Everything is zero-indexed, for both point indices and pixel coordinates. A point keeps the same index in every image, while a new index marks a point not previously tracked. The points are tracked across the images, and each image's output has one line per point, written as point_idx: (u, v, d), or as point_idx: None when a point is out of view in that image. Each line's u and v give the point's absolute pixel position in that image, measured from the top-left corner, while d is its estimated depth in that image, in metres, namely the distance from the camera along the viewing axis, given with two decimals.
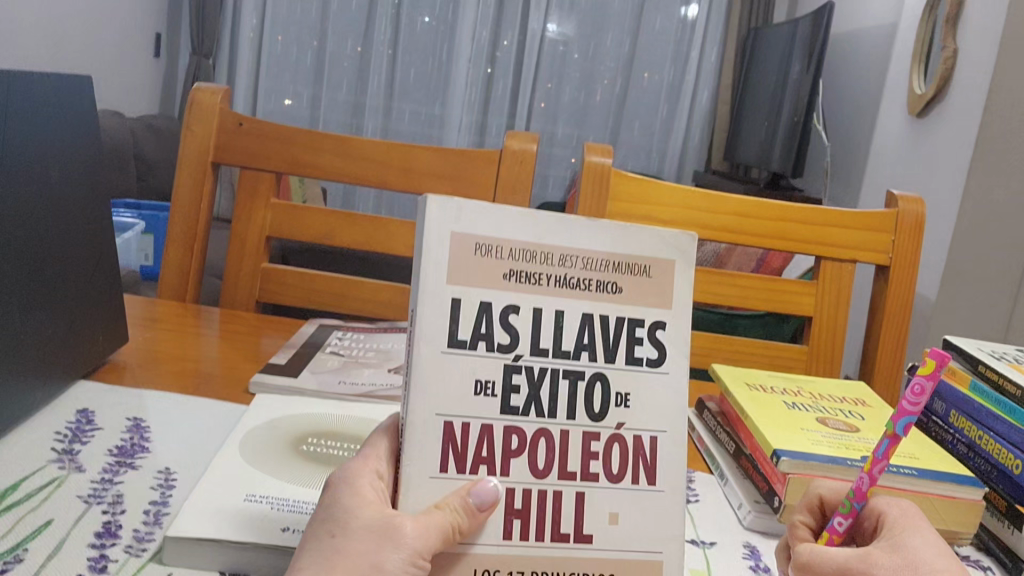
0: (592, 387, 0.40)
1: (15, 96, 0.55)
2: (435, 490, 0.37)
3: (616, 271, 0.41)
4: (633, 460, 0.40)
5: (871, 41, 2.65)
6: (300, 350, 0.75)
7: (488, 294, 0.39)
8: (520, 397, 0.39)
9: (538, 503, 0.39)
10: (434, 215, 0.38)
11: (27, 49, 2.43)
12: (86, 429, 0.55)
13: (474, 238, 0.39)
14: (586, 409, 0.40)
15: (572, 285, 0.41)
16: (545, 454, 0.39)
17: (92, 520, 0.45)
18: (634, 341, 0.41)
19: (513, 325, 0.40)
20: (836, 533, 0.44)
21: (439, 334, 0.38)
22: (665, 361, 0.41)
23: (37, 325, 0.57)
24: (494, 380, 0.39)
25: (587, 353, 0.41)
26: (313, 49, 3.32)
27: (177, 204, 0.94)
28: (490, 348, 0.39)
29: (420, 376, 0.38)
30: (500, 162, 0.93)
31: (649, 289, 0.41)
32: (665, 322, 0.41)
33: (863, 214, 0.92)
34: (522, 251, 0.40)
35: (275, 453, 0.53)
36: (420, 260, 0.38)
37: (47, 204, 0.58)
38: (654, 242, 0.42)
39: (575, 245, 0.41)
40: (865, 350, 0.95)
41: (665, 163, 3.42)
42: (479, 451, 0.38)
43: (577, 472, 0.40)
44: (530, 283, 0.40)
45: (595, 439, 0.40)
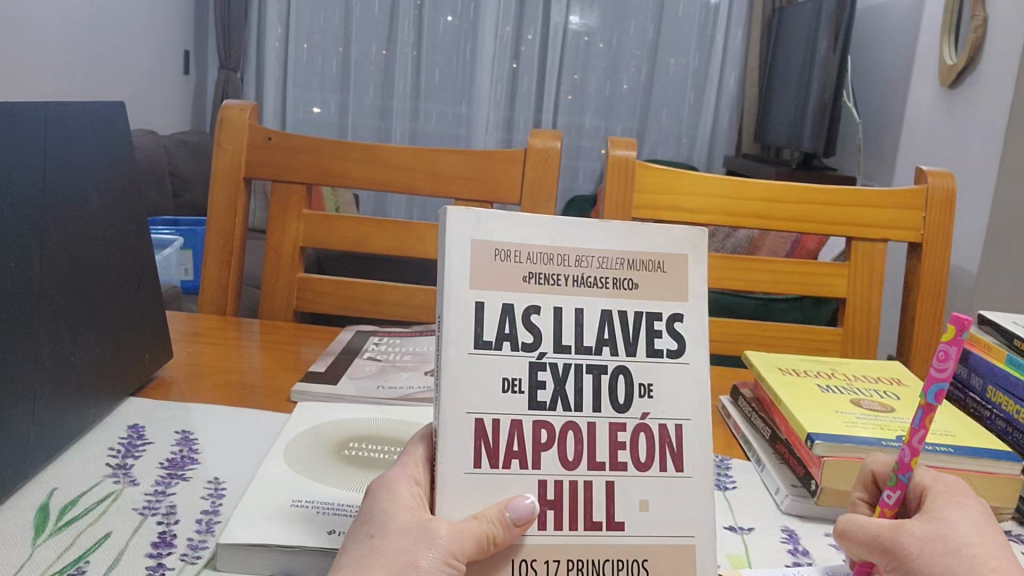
0: (616, 380, 0.41)
1: (52, 126, 0.57)
2: (467, 487, 0.39)
3: (631, 268, 0.42)
4: (660, 449, 0.41)
5: (899, 13, 2.61)
6: (339, 357, 0.77)
7: (510, 296, 0.41)
8: (547, 393, 0.40)
9: (571, 494, 0.40)
10: (454, 223, 0.40)
11: (60, 75, 2.50)
12: (138, 444, 0.57)
13: (494, 244, 0.41)
14: (610, 401, 0.41)
15: (590, 284, 0.42)
16: (574, 447, 0.40)
17: (148, 531, 0.47)
18: (653, 333, 0.42)
19: (536, 325, 0.41)
20: (887, 506, 0.43)
21: (464, 337, 0.39)
22: (685, 352, 0.42)
23: (86, 347, 0.59)
24: (521, 377, 0.40)
25: (608, 348, 0.42)
26: (338, 55, 3.36)
27: (213, 220, 0.96)
28: (514, 347, 0.40)
29: (449, 377, 0.39)
30: (526, 161, 0.93)
31: (664, 283, 0.42)
32: (682, 314, 0.42)
33: (892, 192, 0.91)
34: (539, 254, 0.41)
35: (318, 458, 0.55)
36: (443, 265, 0.40)
37: (89, 227, 0.61)
38: (667, 238, 0.43)
39: (590, 245, 0.42)
40: (902, 329, 0.94)
41: (695, 149, 3.40)
42: (511, 447, 0.39)
43: (606, 462, 0.41)
44: (550, 285, 0.41)
45: (621, 430, 0.41)
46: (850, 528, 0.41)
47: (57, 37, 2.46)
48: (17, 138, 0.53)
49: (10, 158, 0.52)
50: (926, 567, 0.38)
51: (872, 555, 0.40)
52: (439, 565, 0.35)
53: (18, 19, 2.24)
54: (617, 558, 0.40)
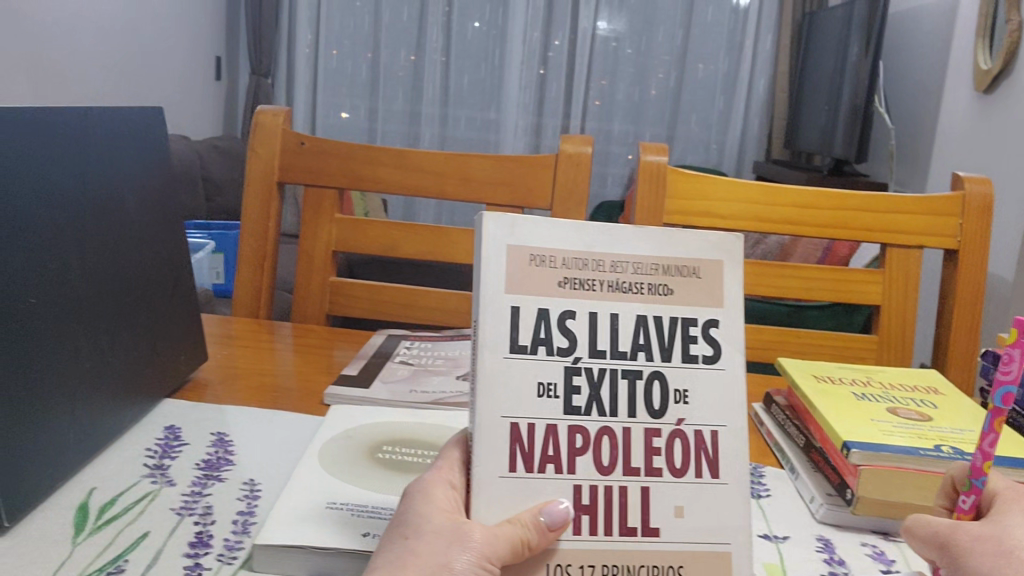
0: (651, 386, 0.41)
1: (93, 130, 0.58)
2: (502, 489, 0.39)
3: (666, 274, 0.42)
4: (696, 455, 0.41)
5: (932, 17, 2.58)
6: (370, 361, 0.78)
7: (545, 301, 0.41)
8: (582, 397, 0.40)
9: (605, 499, 0.40)
10: (490, 229, 0.40)
11: (94, 81, 2.55)
12: (174, 445, 0.58)
13: (528, 250, 0.41)
14: (646, 406, 0.41)
15: (623, 289, 0.42)
16: (609, 452, 0.40)
17: (185, 532, 0.47)
18: (689, 339, 0.42)
19: (571, 329, 0.41)
20: (963, 511, 0.42)
21: (500, 341, 0.40)
22: (721, 358, 0.42)
23: (124, 351, 0.60)
24: (556, 382, 0.40)
25: (643, 353, 0.41)
26: (367, 60, 3.39)
27: (246, 223, 0.97)
28: (549, 352, 0.40)
29: (485, 381, 0.39)
30: (557, 166, 0.93)
31: (700, 289, 0.42)
32: (717, 320, 0.42)
33: (927, 198, 0.90)
34: (573, 260, 0.41)
35: (350, 461, 0.55)
36: (478, 272, 0.40)
37: (128, 229, 0.62)
38: (702, 245, 0.43)
39: (624, 252, 0.42)
40: (938, 336, 0.93)
41: (724, 155, 3.39)
42: (545, 451, 0.39)
43: (641, 468, 0.40)
44: (585, 290, 0.41)
45: (656, 436, 0.41)
46: (914, 524, 0.41)
47: (91, 45, 2.51)
48: (59, 140, 0.54)
49: (49, 160, 0.53)
50: (976, 565, 0.37)
51: (931, 553, 0.40)
52: (472, 566, 0.35)
53: (51, 27, 2.29)
54: (652, 564, 0.40)
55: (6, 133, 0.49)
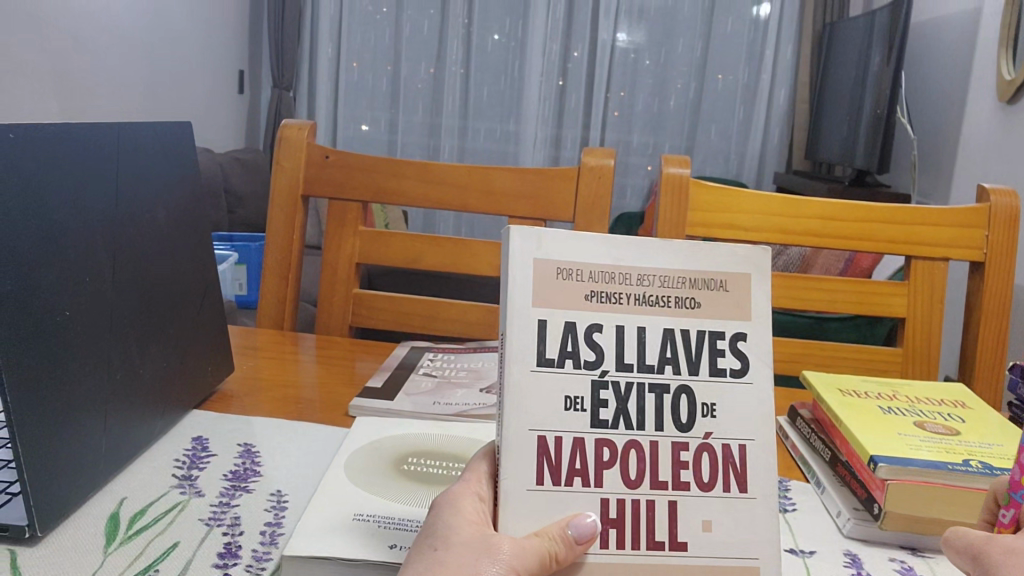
0: (679, 400, 0.41)
1: (125, 145, 0.59)
2: (531, 502, 0.39)
3: (693, 287, 0.42)
4: (724, 469, 0.41)
5: (955, 27, 2.56)
6: (394, 373, 0.78)
7: (572, 315, 0.41)
8: (609, 411, 0.40)
9: (632, 513, 0.40)
10: (517, 244, 0.40)
11: (118, 95, 2.58)
12: (203, 456, 0.58)
13: (555, 263, 0.41)
14: (673, 420, 0.41)
15: (650, 302, 0.42)
16: (636, 465, 0.40)
17: (214, 542, 0.48)
18: (716, 352, 0.42)
19: (598, 343, 0.41)
20: (1004, 526, 0.41)
21: (528, 354, 0.40)
22: (749, 372, 0.42)
23: (153, 362, 0.61)
24: (583, 396, 0.40)
25: (671, 367, 0.41)
26: (388, 73, 3.41)
27: (271, 235, 0.97)
28: (576, 365, 0.40)
29: (511, 394, 0.39)
30: (579, 178, 0.94)
31: (728, 303, 0.42)
32: (746, 333, 0.42)
33: (952, 210, 0.89)
34: (600, 274, 0.41)
35: (376, 472, 0.55)
36: (505, 285, 0.40)
37: (159, 244, 0.63)
38: (731, 258, 0.43)
39: (652, 264, 0.42)
40: (964, 348, 0.92)
41: (744, 166, 3.38)
42: (573, 464, 0.39)
43: (668, 481, 0.40)
44: (611, 303, 0.41)
45: (684, 449, 0.41)
46: (953, 535, 0.40)
47: (117, 58, 2.54)
48: (93, 156, 0.55)
49: (85, 175, 0.54)
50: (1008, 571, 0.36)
51: (966, 565, 0.39)
52: None
53: (78, 41, 2.33)
54: None
55: (43, 150, 0.50)
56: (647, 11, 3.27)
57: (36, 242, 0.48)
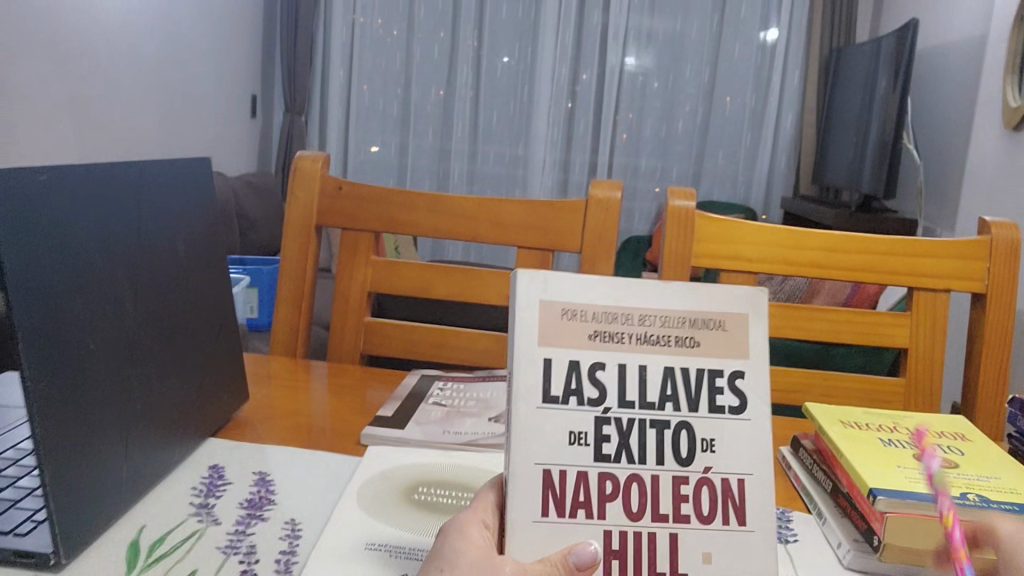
0: (679, 435, 0.43)
1: (147, 181, 0.61)
2: (536, 533, 0.40)
3: (694, 327, 0.44)
4: (723, 503, 0.42)
5: (960, 53, 2.59)
6: (405, 402, 0.80)
7: (576, 353, 0.43)
8: (612, 446, 0.42)
9: (634, 545, 0.41)
10: (524, 285, 0.42)
11: (133, 120, 2.62)
12: (218, 484, 0.60)
13: (560, 304, 0.43)
14: (674, 455, 0.42)
15: (651, 341, 0.43)
16: (638, 498, 0.42)
17: (231, 570, 0.49)
18: (716, 389, 0.43)
19: (601, 379, 0.43)
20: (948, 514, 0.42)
21: (533, 392, 0.42)
22: (747, 409, 0.43)
23: (173, 391, 0.63)
24: (587, 431, 0.42)
25: (671, 404, 0.43)
26: (398, 97, 3.45)
27: (284, 265, 1.00)
28: (581, 402, 0.42)
29: (517, 431, 0.41)
30: (586, 211, 0.96)
31: (727, 341, 0.44)
32: (743, 370, 0.44)
33: (952, 242, 0.91)
34: (603, 313, 0.43)
35: (386, 502, 0.57)
36: (512, 325, 0.42)
37: (178, 277, 0.65)
38: (728, 297, 0.44)
39: (652, 305, 0.44)
40: (966, 379, 0.93)
41: (752, 190, 3.40)
42: (577, 497, 0.41)
43: (669, 514, 0.42)
44: (613, 342, 0.43)
45: (684, 483, 0.42)
46: None
47: (131, 84, 2.59)
48: (116, 195, 0.57)
49: (109, 211, 0.56)
50: None
51: None
52: None
53: (93, 67, 2.37)
54: None
55: (72, 191, 0.52)
56: (655, 36, 3.31)
57: (64, 277, 0.50)
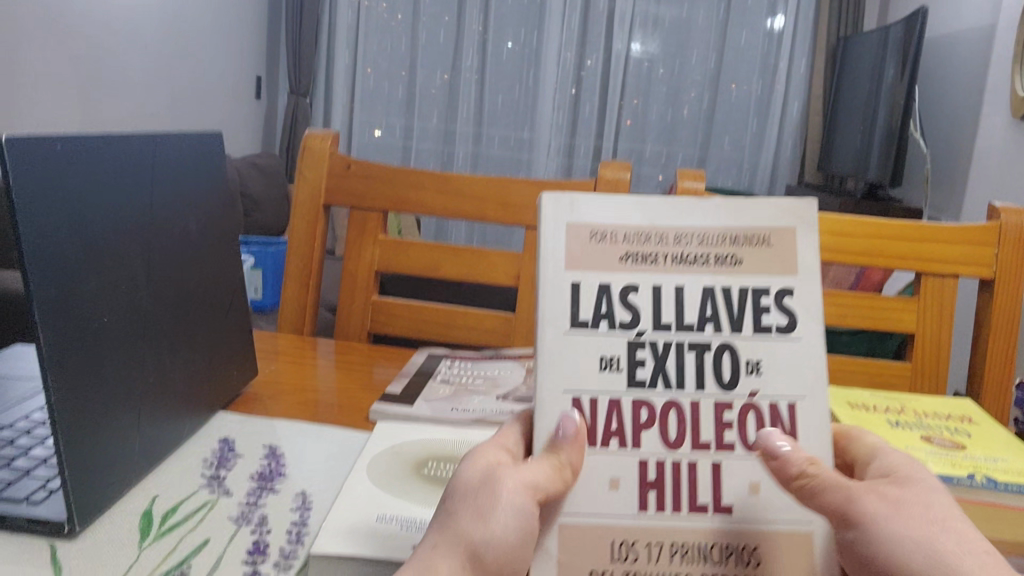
0: (722, 356, 0.43)
1: (161, 157, 0.61)
2: (581, 461, 0.42)
3: (733, 244, 0.45)
4: (769, 428, 0.43)
5: (969, 41, 2.57)
6: (412, 379, 0.80)
7: (608, 278, 0.44)
8: (647, 369, 0.43)
9: (673, 475, 0.42)
10: (550, 210, 0.44)
11: (138, 99, 2.62)
12: (229, 457, 0.60)
13: (588, 227, 0.45)
14: (716, 378, 0.43)
15: (689, 261, 0.44)
16: (676, 427, 0.43)
17: (243, 540, 0.50)
18: (761, 309, 0.44)
19: (634, 303, 0.44)
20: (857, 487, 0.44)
21: (562, 316, 0.43)
22: (797, 327, 0.44)
23: (184, 365, 0.63)
24: (619, 355, 0.43)
25: (712, 324, 0.44)
26: (403, 79, 3.44)
27: (293, 242, 1.00)
28: (612, 326, 0.43)
29: (546, 357, 0.43)
30: (595, 192, 0.95)
31: (772, 257, 0.44)
32: (792, 287, 0.44)
33: (961, 228, 0.91)
34: (634, 235, 0.45)
35: (396, 477, 0.57)
36: (541, 249, 0.44)
37: (190, 253, 0.65)
38: (771, 214, 0.45)
39: (689, 227, 0.45)
40: (973, 364, 0.93)
41: (757, 177, 3.39)
42: (609, 424, 0.43)
43: (711, 442, 0.43)
44: (647, 263, 0.44)
45: (728, 410, 0.43)
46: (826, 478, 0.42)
47: (136, 63, 2.58)
48: (132, 170, 0.57)
49: (124, 185, 0.56)
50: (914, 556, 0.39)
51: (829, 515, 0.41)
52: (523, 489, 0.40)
53: (98, 45, 2.36)
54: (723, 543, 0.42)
55: (88, 166, 0.52)
56: (662, 22, 3.29)
57: (80, 251, 0.50)
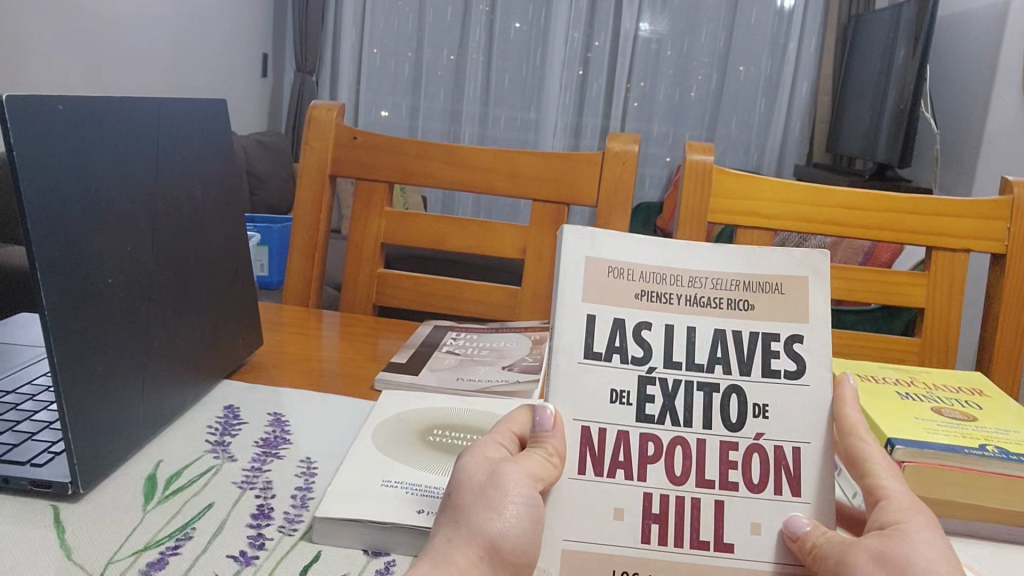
0: (728, 399, 0.43)
1: (166, 120, 0.61)
2: (575, 493, 0.42)
3: (746, 290, 0.44)
4: (776, 470, 0.42)
5: (982, 20, 2.54)
6: (418, 350, 0.80)
7: (621, 312, 0.43)
8: (656, 406, 0.43)
9: (676, 511, 0.42)
10: (571, 242, 0.44)
11: (144, 77, 2.61)
12: (234, 423, 0.60)
13: (608, 262, 0.44)
14: (722, 419, 0.43)
15: (702, 303, 0.44)
16: (682, 462, 0.42)
17: (247, 504, 0.49)
18: (771, 354, 0.44)
19: (646, 340, 0.43)
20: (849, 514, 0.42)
21: (576, 345, 0.43)
22: (805, 374, 0.43)
23: (189, 329, 0.63)
24: (629, 390, 0.43)
25: (720, 366, 0.43)
26: (409, 59, 3.42)
27: (298, 214, 0.99)
28: (624, 360, 0.43)
29: (558, 383, 0.42)
30: (603, 163, 0.94)
31: (783, 307, 0.44)
32: (801, 334, 0.44)
33: (973, 202, 0.90)
34: (651, 273, 0.44)
35: (402, 442, 0.57)
36: (559, 277, 0.43)
37: (195, 218, 0.64)
38: (786, 263, 0.45)
39: (707, 267, 0.44)
40: (983, 339, 0.93)
41: (765, 158, 3.37)
42: (616, 457, 0.42)
43: (715, 481, 0.42)
44: (663, 302, 0.44)
45: (733, 449, 0.43)
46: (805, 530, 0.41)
47: (142, 39, 2.56)
48: (136, 134, 0.56)
49: (128, 146, 0.55)
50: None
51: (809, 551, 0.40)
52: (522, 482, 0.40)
53: (102, 20, 2.34)
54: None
55: (92, 127, 0.51)
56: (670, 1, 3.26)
57: (84, 210, 0.50)
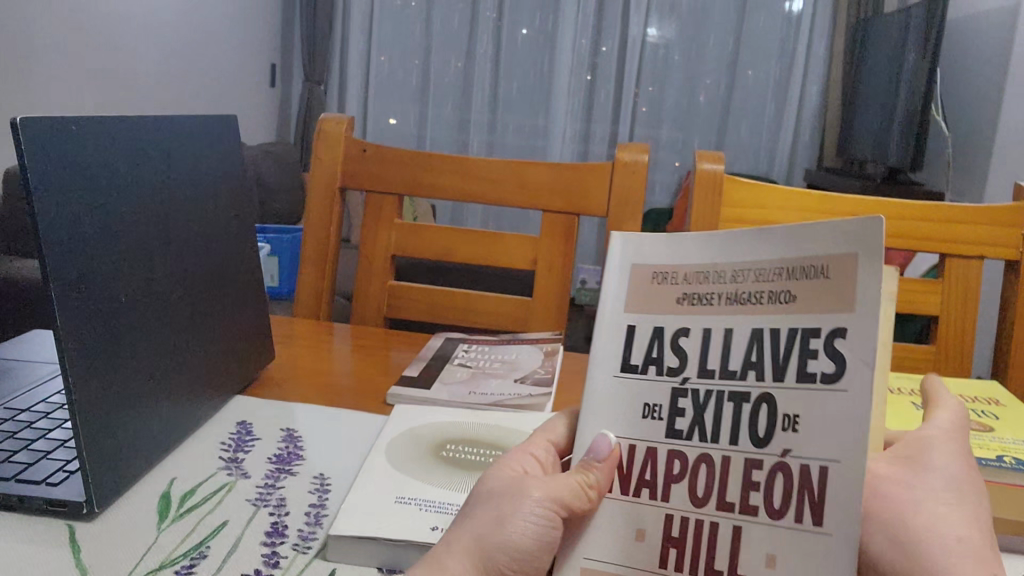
0: (758, 410, 0.36)
1: (177, 141, 0.61)
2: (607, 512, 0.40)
3: (789, 277, 0.36)
4: (801, 493, 0.35)
5: (992, 23, 2.53)
6: (429, 363, 0.80)
7: (660, 319, 0.40)
8: (685, 420, 0.39)
9: (699, 535, 0.37)
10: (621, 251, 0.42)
11: (152, 89, 2.62)
12: (247, 440, 0.60)
13: (651, 268, 0.41)
14: (751, 433, 0.37)
15: (744, 300, 0.38)
16: (705, 481, 0.38)
17: (262, 521, 0.49)
18: (807, 354, 0.35)
19: (682, 346, 0.39)
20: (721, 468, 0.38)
21: (609, 360, 0.41)
22: (844, 378, 0.34)
23: (201, 346, 0.63)
24: (661, 404, 0.40)
25: (753, 372, 0.37)
26: (417, 67, 3.43)
27: (309, 227, 0.99)
28: (660, 371, 0.40)
29: (595, 398, 0.41)
30: (614, 173, 0.94)
31: (827, 291, 0.34)
32: (845, 328, 0.34)
33: (987, 208, 0.89)
34: (693, 274, 0.39)
35: (416, 458, 0.57)
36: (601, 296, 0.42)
37: (206, 236, 0.65)
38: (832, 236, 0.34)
39: (742, 258, 0.38)
40: (999, 346, 0.92)
41: (775, 162, 3.36)
42: (643, 475, 0.39)
43: (735, 504, 0.37)
44: (700, 303, 0.39)
45: (756, 468, 0.36)
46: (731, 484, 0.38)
47: (151, 51, 2.58)
48: (149, 151, 0.57)
49: (140, 165, 0.55)
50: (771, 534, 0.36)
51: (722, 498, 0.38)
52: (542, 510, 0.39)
53: (112, 34, 2.36)
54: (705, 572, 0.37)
55: (105, 146, 0.51)
56: (678, 6, 3.25)
57: (96, 232, 0.50)
